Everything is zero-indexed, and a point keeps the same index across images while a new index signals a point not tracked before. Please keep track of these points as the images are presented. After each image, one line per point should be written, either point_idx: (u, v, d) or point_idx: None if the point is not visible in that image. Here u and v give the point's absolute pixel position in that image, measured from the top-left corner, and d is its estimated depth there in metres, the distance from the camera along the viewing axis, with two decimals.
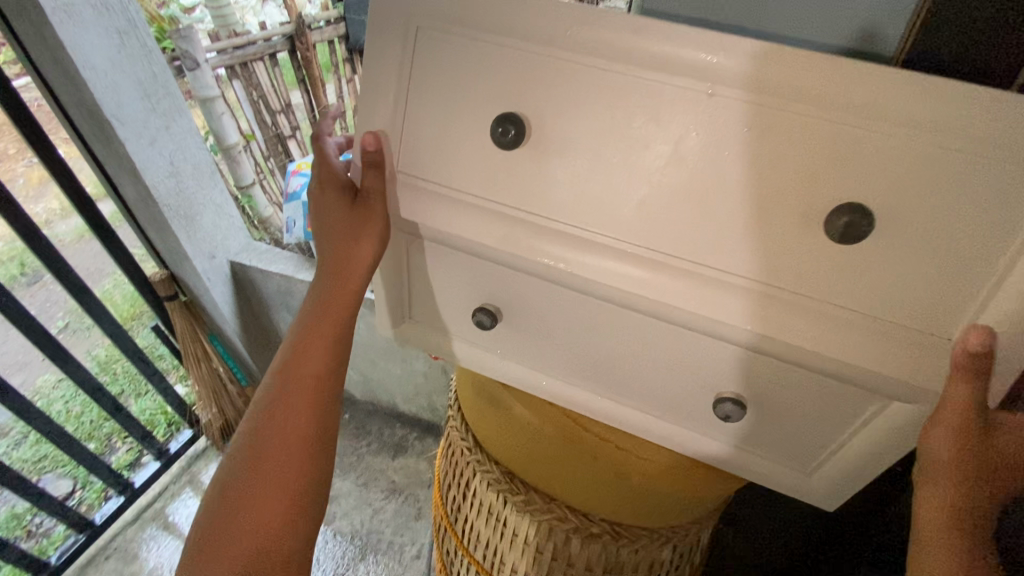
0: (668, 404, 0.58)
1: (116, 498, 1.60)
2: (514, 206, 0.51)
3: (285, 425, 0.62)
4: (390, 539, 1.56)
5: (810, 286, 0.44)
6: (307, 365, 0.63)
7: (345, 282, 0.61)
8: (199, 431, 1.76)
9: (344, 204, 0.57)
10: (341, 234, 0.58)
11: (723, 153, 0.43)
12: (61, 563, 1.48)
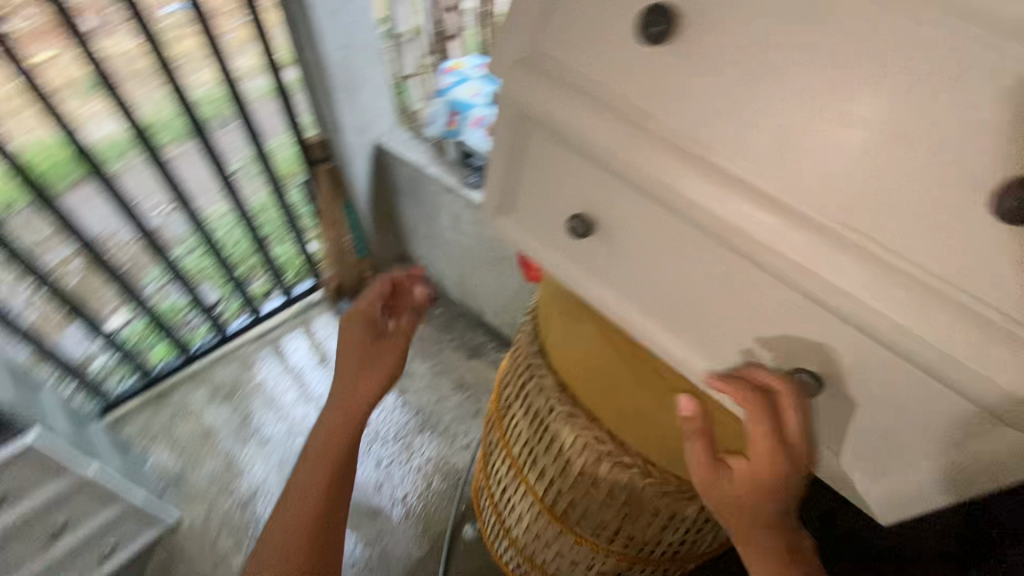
0: (748, 369, 0.52)
1: (247, 317, 1.95)
2: (641, 105, 0.48)
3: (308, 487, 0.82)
4: (446, 425, 1.71)
5: (938, 263, 0.38)
6: (329, 455, 0.82)
7: (363, 391, 0.83)
8: (317, 284, 2.03)
9: (373, 336, 0.85)
10: (361, 355, 0.83)
11: (886, 86, 0.37)
12: (200, 352, 1.88)
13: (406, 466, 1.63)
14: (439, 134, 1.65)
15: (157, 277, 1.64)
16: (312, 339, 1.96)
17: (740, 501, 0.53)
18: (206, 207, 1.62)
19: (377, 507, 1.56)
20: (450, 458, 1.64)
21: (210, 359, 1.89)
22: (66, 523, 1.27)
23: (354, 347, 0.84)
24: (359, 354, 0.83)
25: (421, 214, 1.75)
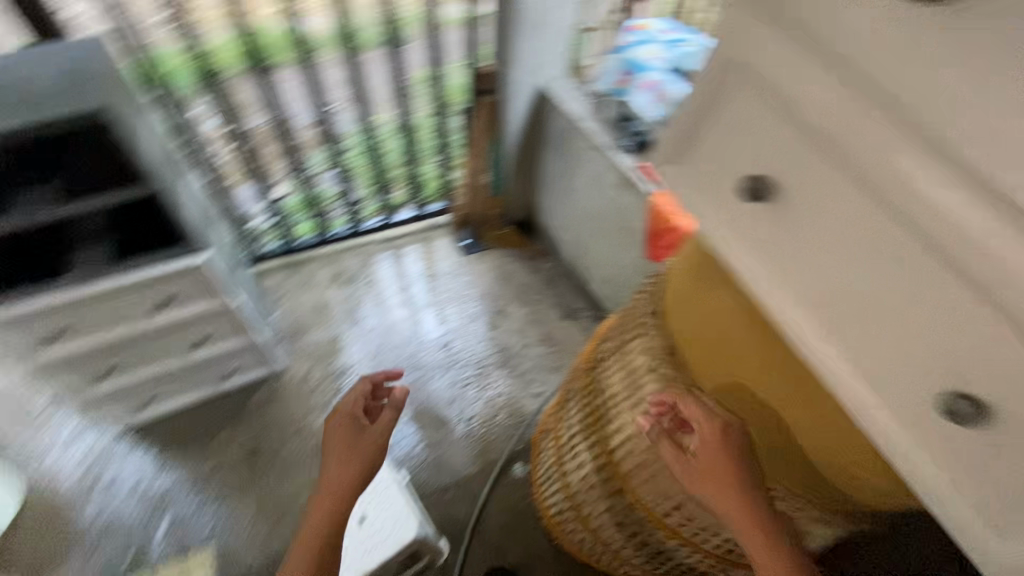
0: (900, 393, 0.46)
1: (379, 220, 2.11)
2: (875, 58, 0.41)
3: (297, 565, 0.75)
4: (524, 370, 1.77)
5: None
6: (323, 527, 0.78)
7: (351, 467, 0.84)
8: (446, 209, 2.16)
9: (353, 427, 0.88)
10: (345, 443, 0.86)
11: None
12: (332, 238, 2.08)
13: (478, 395, 1.71)
14: (605, 91, 1.57)
15: (319, 164, 1.82)
16: (427, 254, 2.06)
17: (705, 475, 0.62)
18: (375, 114, 1.76)
19: (444, 420, 1.65)
20: (519, 401, 1.70)
21: (340, 247, 2.07)
22: (205, 339, 1.50)
23: (337, 443, 0.86)
24: (340, 448, 0.86)
25: (560, 167, 1.77)
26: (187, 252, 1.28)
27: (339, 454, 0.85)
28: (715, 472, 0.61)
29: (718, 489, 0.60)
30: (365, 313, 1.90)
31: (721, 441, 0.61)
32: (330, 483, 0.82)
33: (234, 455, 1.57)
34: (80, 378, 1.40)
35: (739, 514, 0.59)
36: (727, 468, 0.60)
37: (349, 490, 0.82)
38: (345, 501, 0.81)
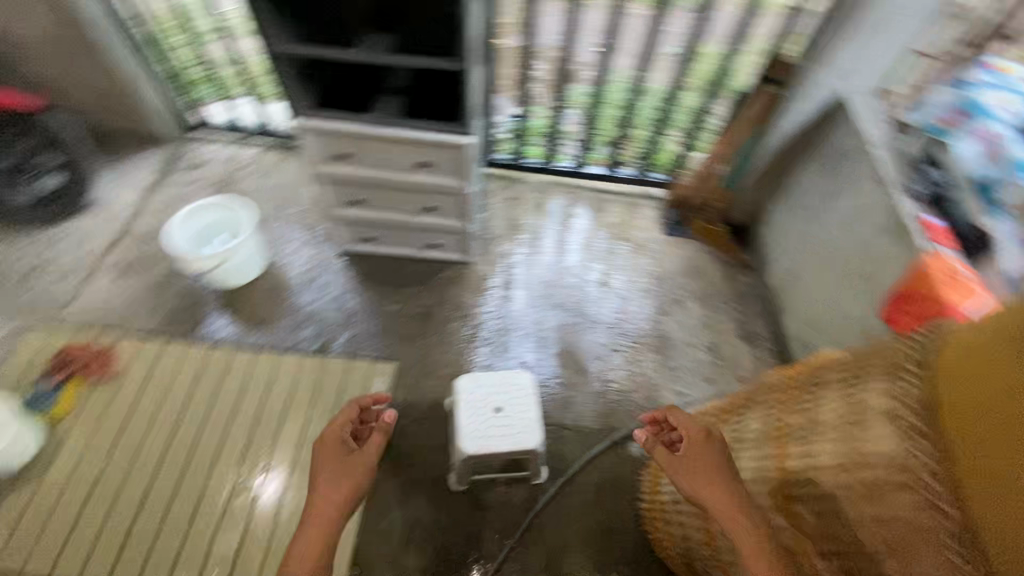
0: None
1: (602, 168, 2.12)
2: None
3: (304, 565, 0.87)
4: (679, 365, 1.71)
5: None
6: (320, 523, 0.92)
7: (344, 476, 0.98)
8: (665, 184, 2.10)
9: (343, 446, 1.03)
10: (333, 460, 1.01)
11: None
12: (549, 168, 2.14)
13: (626, 365, 1.69)
14: (919, 122, 1.41)
15: (578, 101, 1.89)
16: (632, 218, 2.04)
17: (693, 468, 0.93)
18: (652, 67, 1.75)
19: (587, 368, 1.68)
20: (662, 389, 1.66)
21: (558, 180, 2.13)
22: (433, 208, 1.66)
23: (326, 458, 1.01)
24: (327, 463, 1.00)
25: (817, 187, 1.62)
26: (458, 131, 1.41)
27: (330, 466, 1.00)
28: (703, 470, 0.92)
29: (705, 483, 0.91)
30: (559, 246, 1.96)
31: (705, 454, 0.94)
32: (324, 491, 0.96)
33: (411, 309, 1.75)
34: (333, 196, 1.64)
35: (723, 503, 0.88)
36: (711, 468, 0.92)
37: (339, 500, 0.95)
38: (338, 504, 0.95)
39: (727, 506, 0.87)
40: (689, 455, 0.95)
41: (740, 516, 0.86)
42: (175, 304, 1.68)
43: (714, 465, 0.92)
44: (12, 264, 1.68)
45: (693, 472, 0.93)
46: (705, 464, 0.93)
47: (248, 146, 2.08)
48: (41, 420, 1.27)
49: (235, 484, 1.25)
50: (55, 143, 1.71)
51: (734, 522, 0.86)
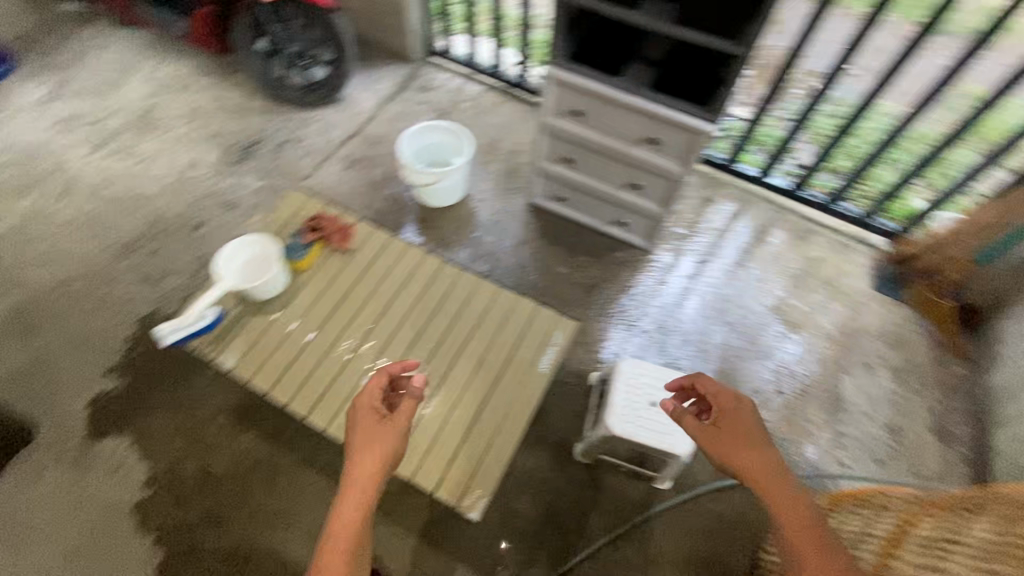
0: None
1: (821, 198, 1.91)
2: None
3: (335, 547, 0.86)
4: (847, 433, 1.53)
5: None
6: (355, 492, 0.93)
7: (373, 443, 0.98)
8: (891, 236, 1.83)
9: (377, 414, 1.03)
10: (368, 426, 1.01)
11: None
12: (761, 180, 1.95)
13: (786, 413, 1.54)
14: None
15: (822, 127, 1.76)
16: (840, 260, 1.83)
17: (730, 440, 1.00)
18: (940, 102, 1.57)
19: (743, 399, 1.55)
20: (819, 451, 1.50)
21: (768, 197, 1.95)
22: (639, 187, 1.58)
23: (361, 425, 1.02)
24: (360, 431, 1.01)
25: None
26: (699, 117, 1.32)
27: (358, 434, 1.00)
28: (735, 438, 1.00)
29: (740, 452, 0.98)
30: (747, 264, 1.82)
31: (736, 420, 1.02)
32: (361, 459, 0.97)
33: (581, 278, 1.73)
34: (547, 147, 1.65)
35: (759, 468, 0.96)
36: (746, 438, 1.00)
37: (373, 470, 0.96)
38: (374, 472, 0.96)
39: (763, 471, 0.95)
40: (722, 423, 1.03)
41: (777, 480, 0.94)
42: (381, 206, 1.86)
43: (747, 432, 1.00)
44: (271, 133, 1.96)
45: (727, 440, 1.00)
46: (737, 432, 1.01)
47: (473, 82, 2.19)
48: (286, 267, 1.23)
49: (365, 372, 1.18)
50: (331, 40, 1.92)
51: (772, 487, 0.93)
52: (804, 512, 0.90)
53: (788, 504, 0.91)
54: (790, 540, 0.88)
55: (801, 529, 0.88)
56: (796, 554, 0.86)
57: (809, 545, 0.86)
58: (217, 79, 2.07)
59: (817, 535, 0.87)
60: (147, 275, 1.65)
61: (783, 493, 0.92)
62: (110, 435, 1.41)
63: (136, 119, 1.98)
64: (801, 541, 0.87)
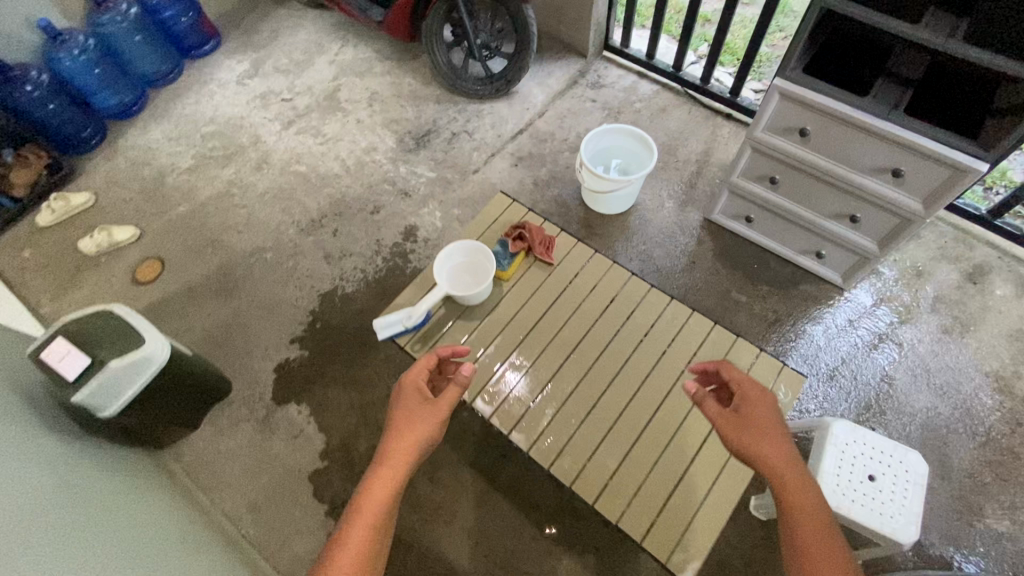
0: None
1: None
2: None
3: (363, 523, 0.77)
4: None
5: None
6: (386, 475, 0.83)
7: (413, 426, 0.89)
8: None
9: (422, 398, 0.93)
10: (413, 408, 0.92)
11: None
12: (989, 220, 1.64)
13: (1005, 503, 1.31)
14: None
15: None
16: None
17: (750, 428, 0.87)
18: None
19: (951, 478, 1.35)
20: None
21: (993, 240, 1.66)
22: (857, 220, 1.40)
23: (404, 406, 0.92)
24: (405, 411, 0.92)
25: None
26: (972, 154, 1.10)
27: (403, 418, 0.91)
28: (747, 424, 0.87)
29: (761, 440, 0.85)
30: (962, 316, 1.57)
31: (760, 409, 0.89)
32: (400, 440, 0.87)
33: (761, 309, 1.61)
34: (748, 166, 1.50)
35: (782, 461, 0.83)
36: (771, 430, 0.87)
37: (408, 452, 0.86)
38: (409, 453, 0.86)
39: (785, 466, 0.82)
40: (744, 407, 0.89)
41: (791, 477, 0.81)
42: (548, 206, 1.81)
43: (762, 422, 0.87)
44: (444, 123, 1.99)
45: (749, 427, 0.87)
46: (764, 425, 0.88)
47: (645, 81, 2.07)
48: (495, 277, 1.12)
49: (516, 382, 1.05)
50: (517, 32, 1.86)
51: (790, 484, 0.81)
52: (817, 521, 0.77)
53: (804, 505, 0.78)
54: (803, 545, 0.75)
55: (811, 532, 0.76)
56: (805, 560, 0.73)
57: (821, 552, 0.74)
58: (397, 65, 2.13)
59: (829, 542, 0.75)
60: (329, 253, 1.74)
61: (800, 491, 0.80)
62: (293, 401, 1.51)
63: (323, 100, 2.08)
64: (810, 544, 0.75)
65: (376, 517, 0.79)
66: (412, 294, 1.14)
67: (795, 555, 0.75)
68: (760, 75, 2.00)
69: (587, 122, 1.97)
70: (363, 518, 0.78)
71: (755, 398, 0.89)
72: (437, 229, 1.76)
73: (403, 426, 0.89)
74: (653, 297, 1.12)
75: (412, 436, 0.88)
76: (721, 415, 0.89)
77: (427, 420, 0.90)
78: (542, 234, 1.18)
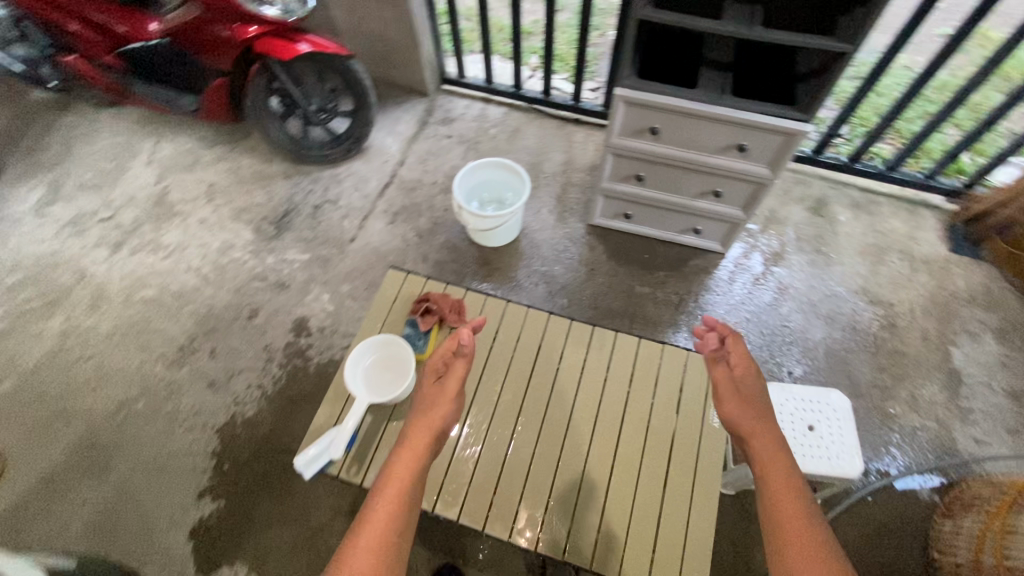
0: None
1: (879, 166, 1.86)
2: None
3: (387, 502, 0.76)
4: (974, 407, 1.49)
5: None
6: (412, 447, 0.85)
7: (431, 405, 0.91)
8: (959, 195, 1.79)
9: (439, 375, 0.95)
10: (431, 389, 0.94)
11: None
12: (820, 157, 1.87)
13: (908, 399, 1.50)
14: None
15: (848, 92, 1.88)
16: (912, 229, 1.79)
17: (744, 408, 0.88)
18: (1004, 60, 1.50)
19: (863, 393, 1.52)
20: (954, 430, 1.46)
21: (822, 175, 1.90)
22: (720, 194, 1.52)
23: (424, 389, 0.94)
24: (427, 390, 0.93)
25: None
26: (796, 118, 1.24)
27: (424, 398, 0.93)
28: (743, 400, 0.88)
29: (752, 421, 0.86)
30: (822, 248, 1.77)
31: (754, 389, 0.90)
32: (422, 420, 0.89)
33: (666, 295, 1.68)
34: (615, 170, 1.56)
35: (769, 444, 0.82)
36: (760, 412, 0.87)
37: (430, 430, 0.87)
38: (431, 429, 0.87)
39: (769, 453, 0.81)
40: (744, 382, 0.91)
41: (773, 463, 0.79)
42: (439, 254, 1.74)
43: (754, 403, 0.88)
44: (302, 198, 1.83)
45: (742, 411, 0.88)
46: (757, 406, 0.88)
47: (492, 105, 2.08)
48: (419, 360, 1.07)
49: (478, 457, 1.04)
50: (351, 89, 1.77)
51: (773, 462, 0.79)
52: (798, 501, 0.74)
53: (781, 481, 0.77)
54: (778, 517, 0.73)
55: (790, 505, 0.73)
56: (778, 537, 0.71)
57: (798, 523, 0.71)
58: (228, 149, 1.92)
59: (804, 520, 0.71)
60: (214, 378, 1.52)
61: (780, 467, 0.78)
62: (225, 563, 1.29)
63: (152, 207, 1.82)
64: (785, 521, 0.72)
65: (400, 493, 0.78)
66: (329, 411, 1.04)
67: (771, 532, 0.72)
68: (593, 76, 2.10)
69: (450, 160, 1.93)
70: (386, 496, 0.77)
71: (751, 377, 0.91)
72: (329, 313, 1.62)
73: (424, 405, 0.90)
74: (576, 330, 1.18)
75: (431, 422, 0.88)
76: (724, 382, 0.92)
77: (444, 402, 0.91)
78: (449, 300, 1.14)
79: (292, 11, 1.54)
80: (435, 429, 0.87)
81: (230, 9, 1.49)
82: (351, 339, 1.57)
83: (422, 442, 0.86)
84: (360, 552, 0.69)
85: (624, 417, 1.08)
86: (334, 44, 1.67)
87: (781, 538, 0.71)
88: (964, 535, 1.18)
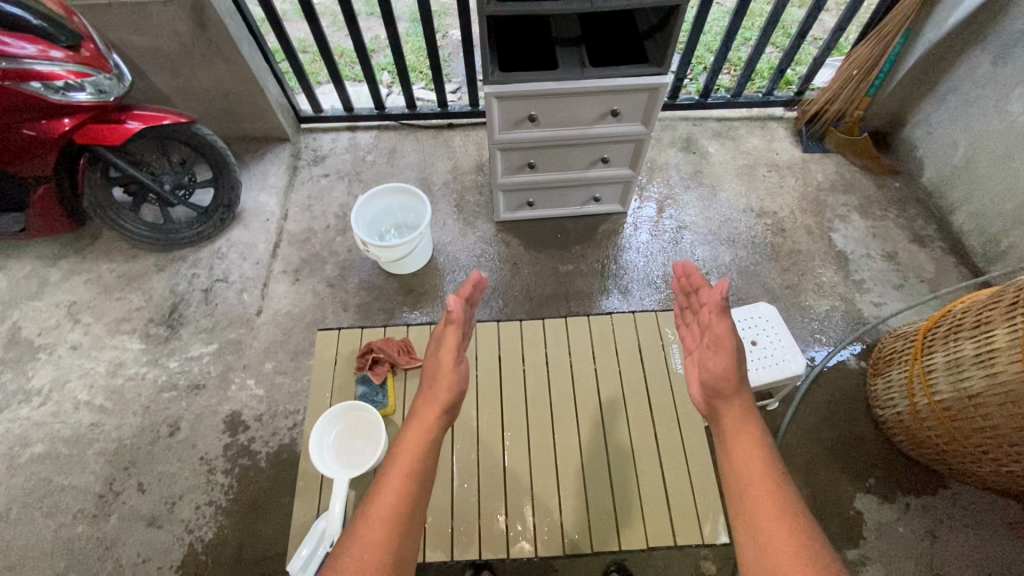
0: None
1: (725, 95, 2.04)
2: None
3: (399, 474, 0.73)
4: (866, 278, 1.71)
5: None
6: (425, 410, 0.82)
7: (437, 372, 0.86)
8: (795, 102, 2.02)
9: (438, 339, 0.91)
10: (431, 356, 0.89)
11: None
12: (676, 100, 2.00)
13: (815, 288, 1.69)
14: None
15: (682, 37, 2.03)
16: (770, 142, 2.00)
17: (723, 369, 0.85)
18: None
19: (780, 296, 1.68)
20: (856, 302, 1.67)
21: (684, 115, 2.05)
22: (607, 159, 1.58)
23: (428, 360, 0.89)
24: (433, 352, 0.90)
25: (985, 79, 1.59)
26: (654, 73, 1.32)
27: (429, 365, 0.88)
28: (735, 359, 0.84)
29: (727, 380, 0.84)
30: (706, 180, 1.92)
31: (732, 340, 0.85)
32: (429, 390, 0.85)
33: (589, 266, 1.74)
34: (507, 164, 1.57)
35: (737, 407, 0.83)
36: (735, 370, 0.84)
37: (436, 404, 0.83)
38: (441, 401, 0.83)
39: (738, 416, 0.82)
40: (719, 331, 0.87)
41: (743, 429, 0.80)
42: (357, 299, 1.65)
43: (742, 364, 0.85)
44: (186, 286, 1.64)
45: (718, 368, 0.85)
46: (736, 357, 0.85)
47: (360, 132, 1.99)
48: (384, 414, 1.02)
49: (476, 485, 1.03)
50: (204, 155, 1.61)
51: (744, 430, 0.80)
52: (766, 470, 0.75)
53: (746, 449, 0.78)
54: (741, 483, 0.75)
55: (754, 470, 0.75)
56: (746, 502, 0.73)
57: (764, 494, 0.72)
58: (78, 260, 1.67)
59: (776, 492, 0.72)
60: (153, 514, 1.33)
61: (746, 434, 0.79)
62: None
63: (4, 351, 1.53)
64: (753, 488, 0.73)
65: (414, 470, 0.74)
66: (306, 501, 0.96)
67: (739, 489, 0.75)
68: (451, 78, 2.09)
69: (336, 199, 1.83)
70: (398, 466, 0.74)
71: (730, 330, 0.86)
72: (261, 398, 1.48)
73: (429, 371, 0.87)
74: (531, 329, 1.20)
75: (439, 394, 0.83)
76: (724, 336, 0.85)
77: (449, 367, 0.86)
78: (393, 343, 1.09)
79: (108, 91, 1.36)
80: (447, 397, 0.83)
81: (29, 105, 1.28)
82: (295, 416, 1.45)
83: (435, 412, 0.82)
84: (372, 520, 0.68)
85: (600, 393, 1.12)
86: (168, 111, 1.49)
87: (739, 503, 0.73)
88: (896, 387, 1.36)
